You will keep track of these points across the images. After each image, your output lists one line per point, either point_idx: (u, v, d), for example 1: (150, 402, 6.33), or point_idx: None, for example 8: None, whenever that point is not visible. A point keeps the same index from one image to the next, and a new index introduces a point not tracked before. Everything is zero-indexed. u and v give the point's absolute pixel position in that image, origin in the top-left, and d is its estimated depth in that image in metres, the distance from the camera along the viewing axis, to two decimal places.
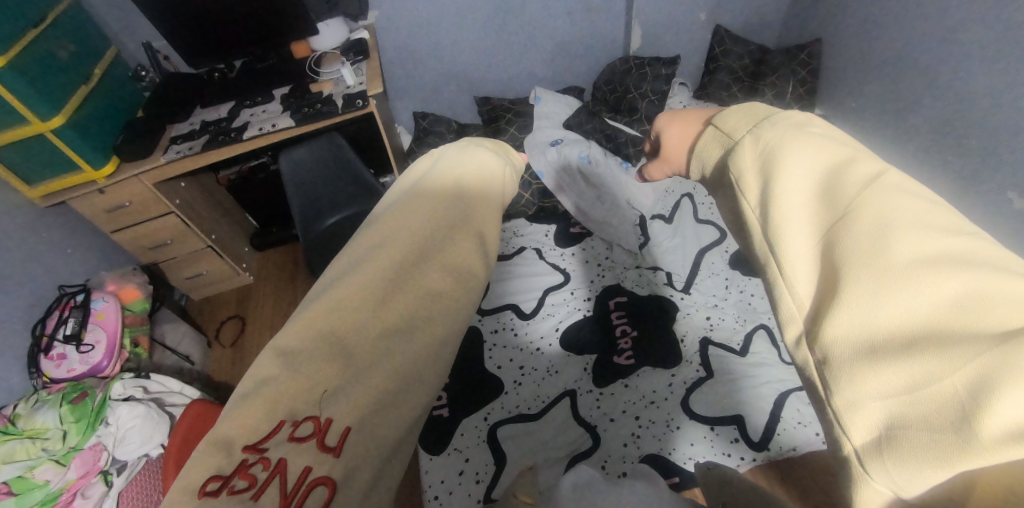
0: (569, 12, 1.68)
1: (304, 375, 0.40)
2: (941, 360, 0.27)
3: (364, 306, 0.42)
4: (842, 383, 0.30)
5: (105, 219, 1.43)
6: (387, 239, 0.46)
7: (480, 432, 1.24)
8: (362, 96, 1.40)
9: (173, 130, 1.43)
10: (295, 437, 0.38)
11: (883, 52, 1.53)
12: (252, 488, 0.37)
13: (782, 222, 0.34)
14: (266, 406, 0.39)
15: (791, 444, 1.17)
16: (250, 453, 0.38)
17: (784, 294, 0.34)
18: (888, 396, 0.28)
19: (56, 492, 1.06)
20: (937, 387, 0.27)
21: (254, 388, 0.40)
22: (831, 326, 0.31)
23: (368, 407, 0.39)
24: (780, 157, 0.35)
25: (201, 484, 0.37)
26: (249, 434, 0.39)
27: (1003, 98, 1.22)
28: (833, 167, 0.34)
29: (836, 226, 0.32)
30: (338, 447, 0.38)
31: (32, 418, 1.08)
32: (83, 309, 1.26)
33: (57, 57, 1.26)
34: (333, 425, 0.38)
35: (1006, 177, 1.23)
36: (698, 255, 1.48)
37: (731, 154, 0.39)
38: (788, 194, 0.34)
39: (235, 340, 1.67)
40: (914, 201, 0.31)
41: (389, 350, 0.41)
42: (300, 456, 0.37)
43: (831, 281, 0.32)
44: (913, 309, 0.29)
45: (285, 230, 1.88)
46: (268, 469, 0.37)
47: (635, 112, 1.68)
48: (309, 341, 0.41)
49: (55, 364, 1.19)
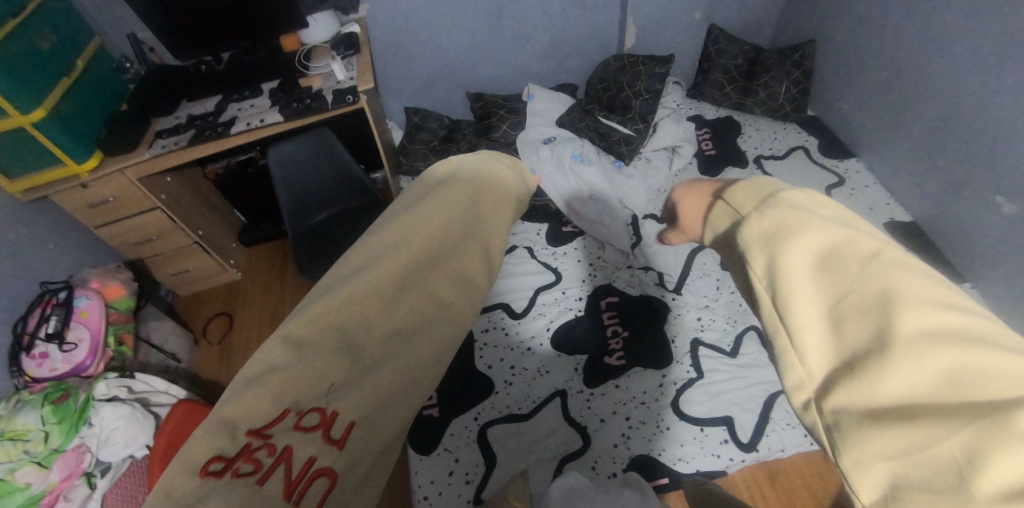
0: (563, 8, 1.66)
1: (310, 368, 0.39)
2: (933, 424, 0.23)
3: (370, 307, 0.41)
4: (846, 443, 0.26)
5: (88, 215, 1.40)
6: (399, 242, 0.45)
7: (470, 432, 1.24)
8: (352, 92, 1.38)
9: (159, 124, 1.39)
10: (301, 427, 0.37)
11: (877, 54, 1.52)
12: (257, 473, 0.36)
13: (783, 286, 0.29)
14: (273, 392, 0.38)
15: (779, 445, 1.18)
16: (254, 437, 0.37)
17: (789, 362, 0.29)
18: (886, 458, 0.24)
19: (39, 495, 1.04)
20: (933, 452, 0.23)
21: (259, 374, 0.39)
22: (832, 393, 0.27)
23: (373, 403, 0.38)
24: (786, 226, 0.30)
25: (203, 464, 0.36)
26: (253, 417, 0.37)
27: (995, 103, 1.23)
28: (838, 238, 0.29)
29: (836, 293, 0.28)
30: (343, 440, 0.37)
31: (12, 419, 1.06)
32: (65, 307, 1.25)
33: (37, 48, 1.23)
34: (339, 418, 0.37)
35: (996, 183, 1.26)
36: (690, 255, 1.47)
37: (738, 228, 0.32)
38: (791, 257, 0.29)
39: (222, 337, 1.65)
40: (918, 279, 0.27)
41: (394, 352, 0.40)
42: (306, 445, 0.36)
43: (837, 350, 0.27)
44: (912, 379, 0.24)
45: (274, 226, 1.85)
46: (274, 454, 0.36)
47: (629, 111, 1.64)
48: (316, 332, 0.40)
49: (38, 362, 1.17)
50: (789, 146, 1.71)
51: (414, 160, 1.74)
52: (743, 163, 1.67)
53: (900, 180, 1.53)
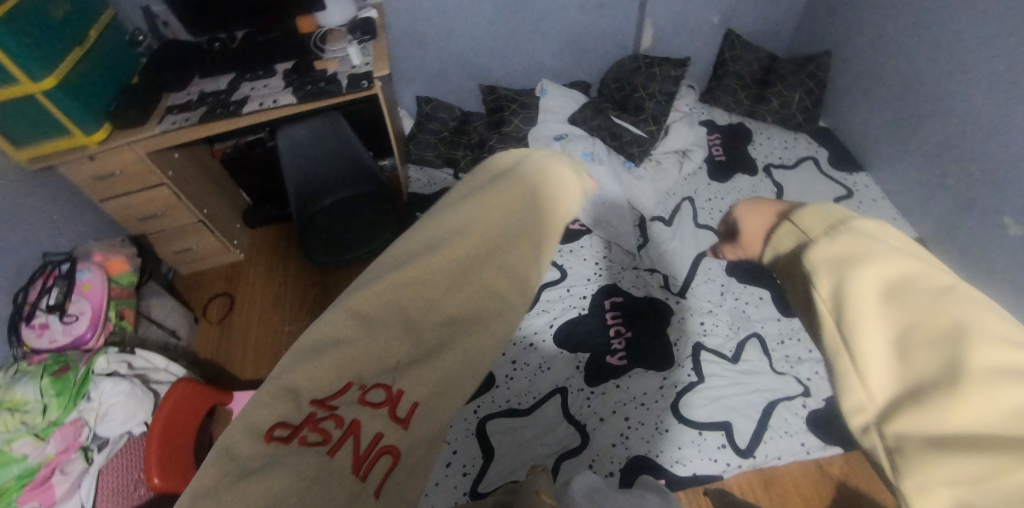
0: (581, 5, 1.65)
1: (376, 343, 0.35)
2: (1001, 455, 0.20)
3: (437, 286, 0.38)
4: (907, 468, 0.23)
5: (94, 187, 1.39)
6: (475, 215, 0.40)
7: (469, 424, 1.25)
8: (367, 77, 1.36)
9: (170, 100, 1.38)
10: (367, 402, 0.34)
11: (890, 69, 1.53)
12: (327, 443, 0.32)
13: (845, 303, 0.27)
14: (336, 364, 0.34)
15: (776, 453, 1.19)
16: (318, 407, 0.33)
17: (847, 383, 0.26)
18: (954, 484, 0.21)
19: (35, 467, 1.03)
20: (1002, 489, 0.20)
21: (324, 343, 0.35)
22: (894, 418, 0.24)
23: (439, 387, 0.36)
24: (850, 246, 0.28)
25: (269, 429, 0.32)
26: (318, 386, 0.34)
27: (1010, 124, 1.24)
28: (906, 265, 0.27)
29: (900, 315, 0.25)
30: (407, 419, 0.34)
31: (10, 390, 1.05)
32: (68, 279, 1.24)
33: (51, 15, 1.21)
34: (405, 397, 0.35)
35: (1003, 204, 1.27)
36: (696, 260, 1.47)
37: (805, 250, 0.30)
38: (855, 277, 0.27)
39: (222, 318, 1.64)
40: (1000, 317, 0.24)
41: (461, 339, 0.37)
42: (374, 420, 0.34)
43: (904, 371, 0.24)
44: (987, 410, 0.21)
45: (279, 208, 1.83)
46: (342, 427, 0.33)
47: (642, 112, 1.63)
48: (383, 306, 0.36)
49: (38, 333, 1.17)
50: (799, 156, 1.71)
51: (423, 149, 1.75)
52: (753, 171, 1.68)
53: (909, 196, 1.53)
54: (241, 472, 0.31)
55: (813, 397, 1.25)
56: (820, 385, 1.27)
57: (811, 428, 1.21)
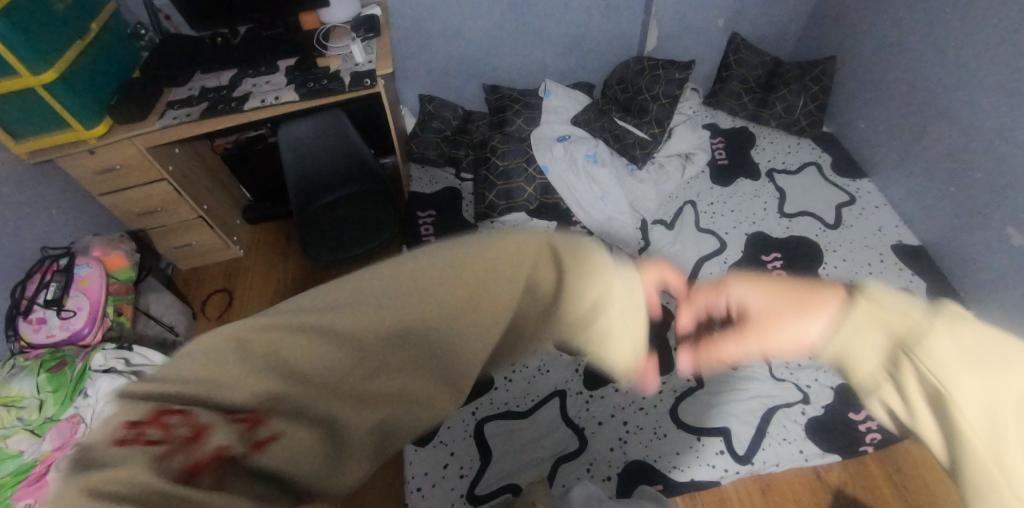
0: (585, 6, 1.64)
1: (251, 382, 0.41)
2: None
3: (332, 350, 0.42)
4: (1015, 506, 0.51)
5: (94, 182, 1.38)
6: (385, 290, 0.43)
7: (467, 427, 1.24)
8: (369, 75, 1.35)
9: (171, 95, 1.37)
10: (229, 423, 0.40)
11: (895, 76, 1.52)
12: (164, 445, 0.37)
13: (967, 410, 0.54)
14: (207, 379, 0.40)
15: (774, 459, 1.19)
16: (171, 412, 0.39)
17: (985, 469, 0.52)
18: None
19: (30, 464, 1.03)
20: None
21: (202, 362, 0.40)
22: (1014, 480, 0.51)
23: (300, 431, 0.42)
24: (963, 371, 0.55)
25: (117, 427, 0.37)
26: (179, 396, 0.39)
27: (1015, 133, 1.23)
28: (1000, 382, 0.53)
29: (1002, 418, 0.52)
30: (258, 449, 0.40)
31: (7, 385, 1.07)
32: (66, 274, 1.24)
33: (53, 7, 1.20)
34: (261, 432, 0.41)
35: (1007, 214, 1.27)
36: (696, 264, 1.47)
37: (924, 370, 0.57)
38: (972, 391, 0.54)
39: (221, 314, 1.63)
40: None
41: (333, 397, 0.44)
42: (222, 441, 0.39)
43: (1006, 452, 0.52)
44: None
45: (279, 205, 1.82)
46: (188, 430, 0.38)
47: (646, 114, 1.62)
48: (275, 358, 0.41)
49: (36, 327, 1.17)
50: (802, 161, 1.71)
51: (425, 148, 1.73)
52: (755, 176, 1.68)
53: (912, 204, 1.53)
54: (77, 462, 0.36)
55: (812, 405, 1.25)
56: (820, 392, 1.26)
57: (809, 436, 1.22)
